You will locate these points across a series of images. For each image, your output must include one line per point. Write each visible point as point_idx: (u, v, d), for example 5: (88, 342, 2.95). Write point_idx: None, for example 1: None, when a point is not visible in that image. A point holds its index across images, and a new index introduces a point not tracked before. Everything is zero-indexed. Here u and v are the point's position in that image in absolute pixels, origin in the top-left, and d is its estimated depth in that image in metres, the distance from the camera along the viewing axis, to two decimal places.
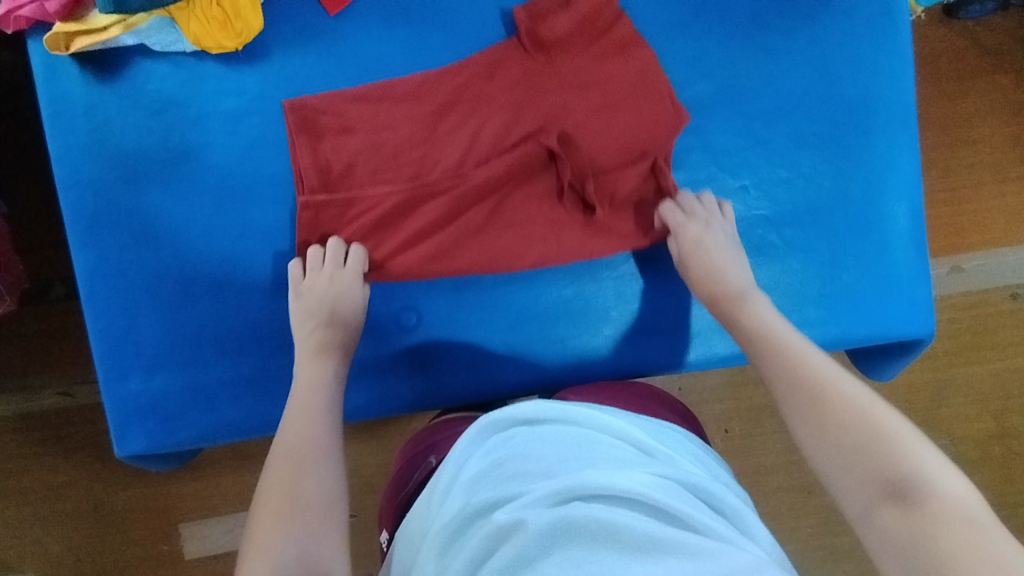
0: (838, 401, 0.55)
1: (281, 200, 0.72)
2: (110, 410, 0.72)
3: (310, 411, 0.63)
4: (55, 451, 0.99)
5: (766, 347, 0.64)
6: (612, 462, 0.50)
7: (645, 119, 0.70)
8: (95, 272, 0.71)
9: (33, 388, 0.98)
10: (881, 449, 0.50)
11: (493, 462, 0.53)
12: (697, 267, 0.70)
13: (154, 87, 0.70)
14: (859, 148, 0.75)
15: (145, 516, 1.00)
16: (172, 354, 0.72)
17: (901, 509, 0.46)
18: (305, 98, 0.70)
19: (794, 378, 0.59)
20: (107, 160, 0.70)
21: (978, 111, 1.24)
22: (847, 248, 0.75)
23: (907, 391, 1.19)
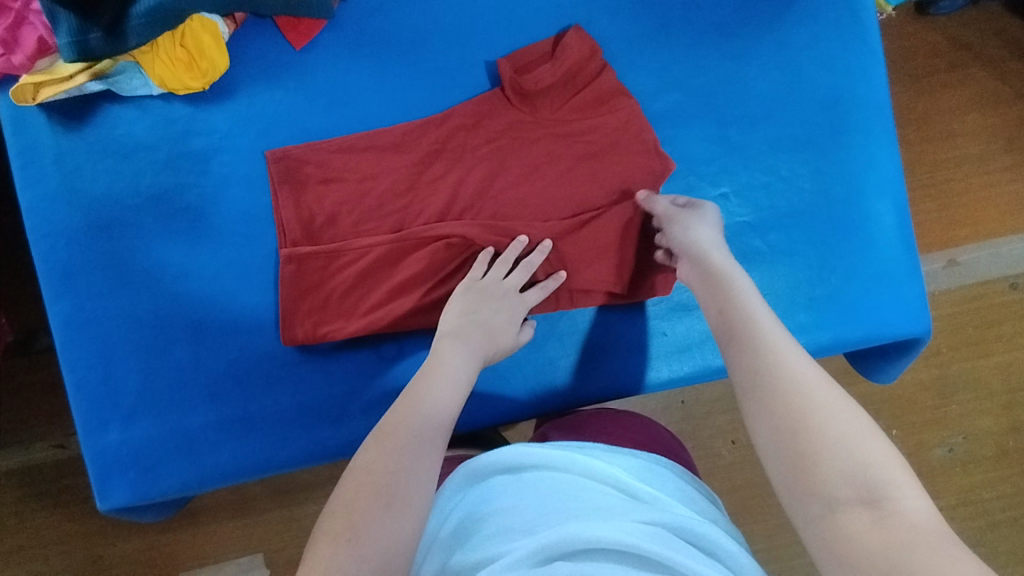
0: (806, 398, 0.47)
1: (256, 238, 0.71)
2: (90, 464, 0.70)
3: (418, 407, 0.54)
4: (48, 505, 0.96)
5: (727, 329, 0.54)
6: (597, 512, 0.49)
7: (629, 163, 0.70)
8: (72, 321, 0.70)
9: (24, 443, 0.96)
10: (851, 450, 0.43)
11: (475, 519, 0.53)
12: (678, 232, 0.63)
13: (123, 132, 0.70)
14: (838, 148, 0.74)
15: (143, 568, 0.97)
16: (152, 401, 0.71)
17: (873, 516, 0.40)
18: (287, 148, 0.70)
19: (750, 366, 0.50)
20: (79, 207, 0.69)
21: (957, 105, 1.24)
22: (834, 249, 0.74)
23: (914, 390, 1.17)
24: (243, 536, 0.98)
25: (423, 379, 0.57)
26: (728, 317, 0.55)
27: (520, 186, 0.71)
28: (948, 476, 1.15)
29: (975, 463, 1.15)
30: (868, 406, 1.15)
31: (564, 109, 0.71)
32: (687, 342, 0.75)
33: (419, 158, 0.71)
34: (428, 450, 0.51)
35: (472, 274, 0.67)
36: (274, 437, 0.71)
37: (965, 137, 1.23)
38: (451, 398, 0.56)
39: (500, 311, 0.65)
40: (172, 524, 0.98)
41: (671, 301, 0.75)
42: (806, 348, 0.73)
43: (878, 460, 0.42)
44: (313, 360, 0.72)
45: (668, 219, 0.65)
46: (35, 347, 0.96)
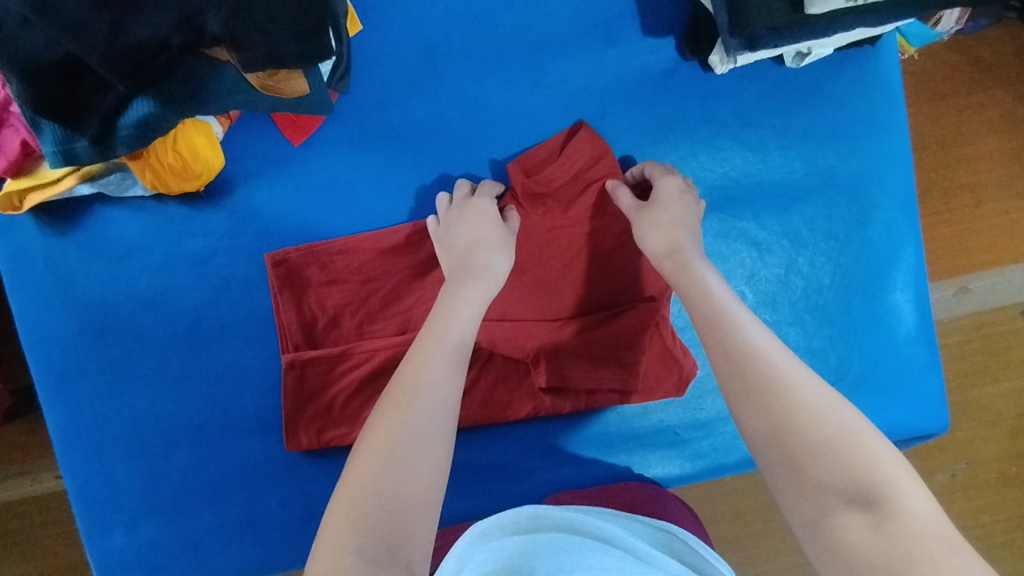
0: (796, 395, 0.44)
1: (259, 341, 0.69)
2: (96, 567, 0.70)
3: (426, 376, 0.49)
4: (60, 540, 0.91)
5: (711, 335, 0.50)
6: (608, 568, 0.49)
7: (640, 266, 0.69)
8: (70, 427, 0.68)
9: (32, 475, 0.90)
10: (845, 453, 0.41)
11: (483, 570, 0.50)
12: (652, 216, 0.61)
13: (115, 234, 0.67)
14: (860, 243, 0.72)
15: None
16: (155, 504, 0.70)
17: (871, 521, 0.38)
18: (285, 249, 0.67)
19: (732, 362, 0.47)
20: (74, 312, 0.67)
21: (974, 128, 1.20)
22: (852, 345, 0.72)
23: None
24: None
25: (424, 342, 0.52)
26: (710, 320, 0.51)
27: (527, 288, 0.68)
28: (945, 501, 1.17)
29: (979, 490, 1.16)
30: None
31: (574, 212, 0.67)
32: (699, 449, 0.73)
33: (424, 259, 0.68)
34: (444, 417, 0.47)
35: (456, 196, 0.66)
36: (281, 537, 0.70)
37: (982, 161, 1.20)
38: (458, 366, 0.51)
39: (481, 229, 0.62)
40: None
41: (685, 399, 0.73)
42: None
43: (870, 452, 0.41)
44: (320, 461, 0.70)
45: (636, 213, 0.63)
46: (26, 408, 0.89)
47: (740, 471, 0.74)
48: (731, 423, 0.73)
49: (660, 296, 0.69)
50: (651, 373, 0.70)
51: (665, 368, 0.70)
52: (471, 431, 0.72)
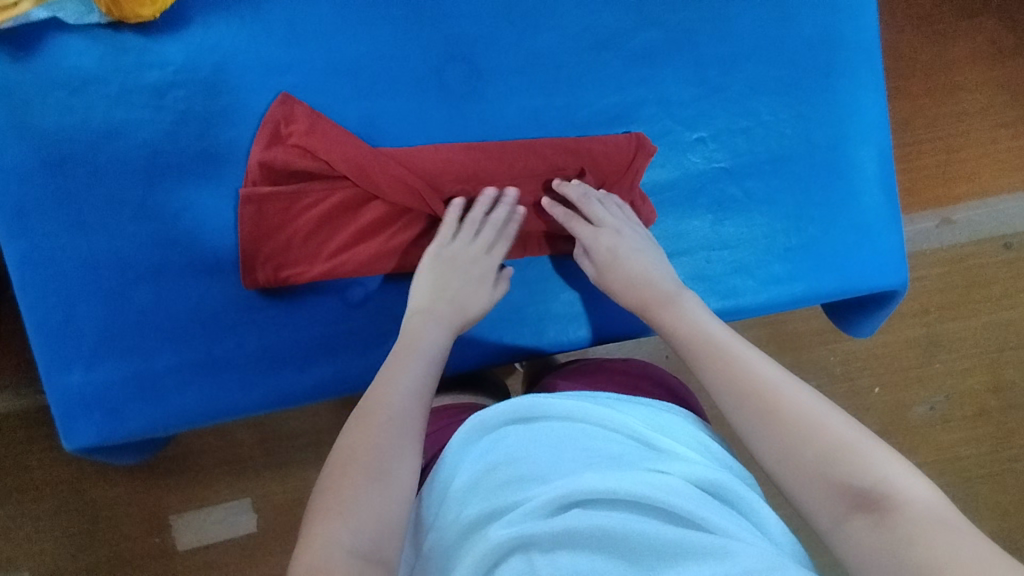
0: (786, 411, 0.48)
1: (216, 178, 0.68)
2: (54, 403, 0.70)
3: (391, 412, 0.50)
4: (43, 448, 0.98)
5: (700, 352, 0.56)
6: (613, 463, 0.50)
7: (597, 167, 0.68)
8: (28, 260, 0.68)
9: (12, 388, 0.96)
10: (846, 458, 0.45)
11: (486, 467, 0.52)
12: (614, 278, 0.64)
13: (71, 63, 0.66)
14: (823, 92, 0.71)
15: (134, 511, 0.99)
16: (114, 342, 0.70)
17: (873, 520, 0.42)
18: (288, 103, 0.66)
19: (733, 380, 0.52)
20: (31, 143, 0.67)
21: (962, 56, 1.19)
22: (812, 197, 0.72)
23: (898, 347, 1.16)
24: (234, 480, 1.01)
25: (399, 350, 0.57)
26: (692, 328, 0.58)
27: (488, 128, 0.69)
28: (928, 434, 1.15)
29: (953, 421, 1.15)
30: (852, 363, 1.14)
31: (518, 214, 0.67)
32: None
33: (385, 97, 0.68)
34: (413, 432, 0.50)
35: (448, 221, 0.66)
36: (240, 380, 0.71)
37: (969, 89, 1.19)
38: (419, 403, 0.53)
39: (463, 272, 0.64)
40: (165, 467, 1.00)
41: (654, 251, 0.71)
42: (781, 299, 0.72)
43: (866, 452, 0.45)
44: (279, 304, 0.71)
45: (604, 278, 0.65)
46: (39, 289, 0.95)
47: None
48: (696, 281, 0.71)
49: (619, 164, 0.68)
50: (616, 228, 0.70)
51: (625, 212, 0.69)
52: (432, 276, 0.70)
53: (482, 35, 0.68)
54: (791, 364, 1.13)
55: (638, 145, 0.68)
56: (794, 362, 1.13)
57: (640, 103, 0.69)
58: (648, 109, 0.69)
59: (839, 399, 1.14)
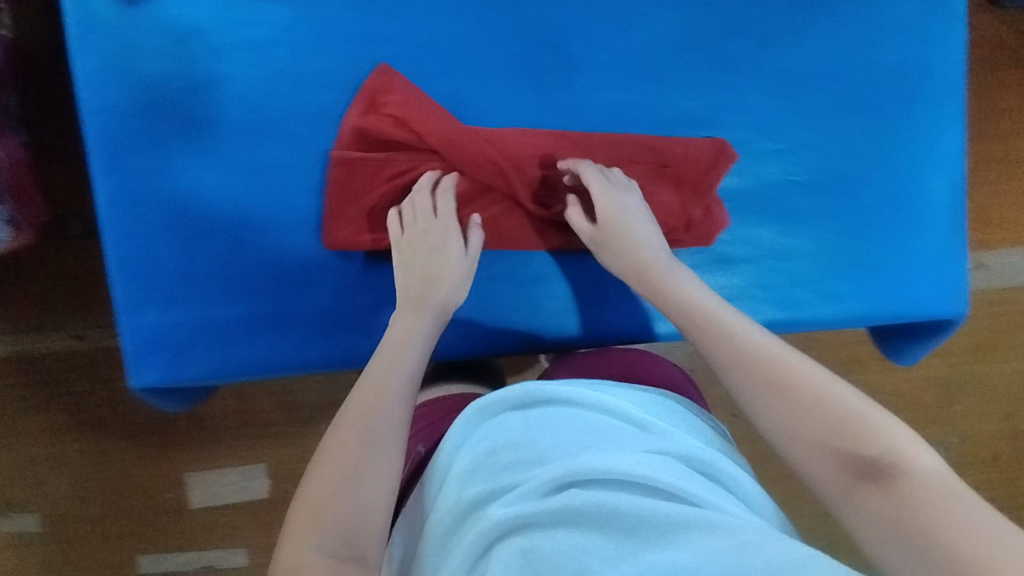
0: (786, 374, 0.51)
1: (305, 138, 0.70)
2: (125, 341, 0.72)
3: (376, 413, 0.54)
4: (68, 392, 1.01)
5: (693, 326, 0.58)
6: (604, 444, 0.53)
7: (674, 167, 0.70)
8: (117, 199, 0.70)
9: (45, 330, 1.00)
10: (851, 429, 0.47)
11: (484, 451, 0.56)
12: (611, 234, 0.65)
13: (178, 12, 0.68)
14: (902, 118, 0.73)
15: (149, 465, 1.02)
16: (189, 288, 0.72)
17: (882, 487, 0.44)
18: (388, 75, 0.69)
19: (735, 354, 0.54)
20: (132, 86, 0.69)
21: (1018, 104, 1.19)
22: (881, 219, 0.73)
23: (922, 384, 1.16)
24: (249, 445, 1.04)
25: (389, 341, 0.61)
26: (686, 300, 0.60)
27: (573, 119, 0.70)
28: None
29: (967, 464, 1.16)
30: (871, 394, 1.14)
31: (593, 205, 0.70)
32: (730, 293, 0.72)
33: (475, 77, 0.70)
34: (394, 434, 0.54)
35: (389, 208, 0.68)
36: (305, 337, 0.73)
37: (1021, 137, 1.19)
38: (400, 404, 0.56)
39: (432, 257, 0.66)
40: (183, 426, 1.03)
41: (722, 253, 0.72)
42: (840, 316, 0.73)
43: (876, 421, 0.48)
44: (349, 267, 0.72)
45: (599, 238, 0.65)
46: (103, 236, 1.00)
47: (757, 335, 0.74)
48: (760, 287, 0.72)
49: (697, 165, 0.70)
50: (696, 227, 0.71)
51: (700, 213, 0.71)
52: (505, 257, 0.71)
53: (579, 28, 0.70)
54: None
55: (717, 149, 0.70)
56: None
57: (723, 110, 0.71)
58: (730, 117, 0.71)
59: None
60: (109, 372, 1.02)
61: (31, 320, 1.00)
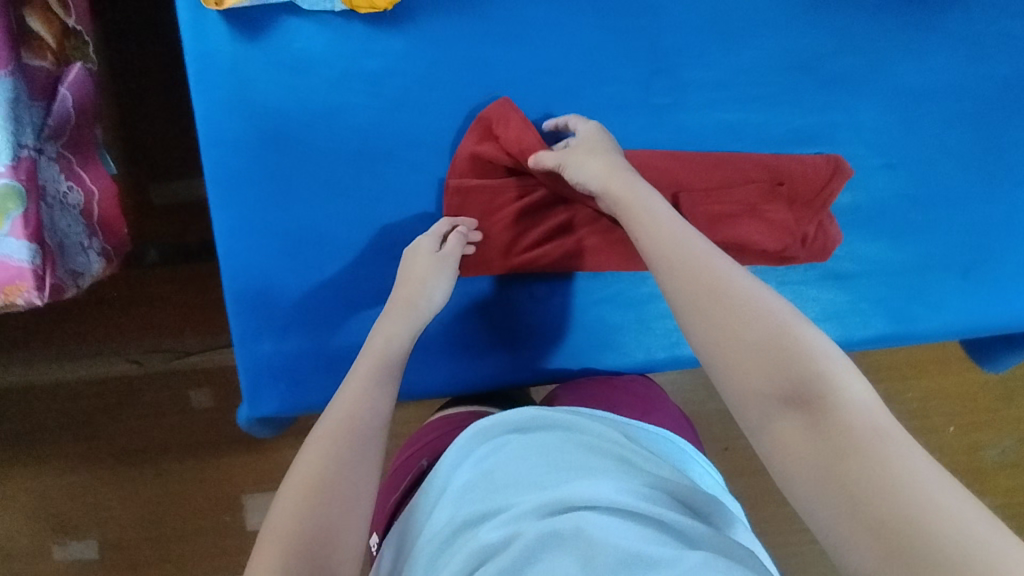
0: (743, 300, 0.45)
1: (421, 166, 0.71)
2: (244, 370, 0.72)
3: (355, 421, 0.49)
4: (127, 415, 1.02)
5: (648, 250, 0.52)
6: (595, 469, 0.51)
7: (789, 183, 0.70)
8: (236, 231, 0.70)
9: (105, 355, 1.03)
10: (784, 354, 0.41)
11: (482, 472, 0.53)
12: (584, 166, 0.59)
13: (300, 46, 0.69)
14: (1009, 130, 0.74)
15: (205, 487, 1.02)
16: (307, 316, 0.72)
17: (808, 419, 0.39)
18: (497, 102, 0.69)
19: (685, 278, 0.47)
20: (253, 119, 0.69)
21: None
22: (990, 230, 0.74)
23: (979, 389, 1.17)
24: None
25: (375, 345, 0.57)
26: (637, 221, 0.54)
27: (685, 141, 0.71)
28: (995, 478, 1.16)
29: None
30: (928, 400, 1.15)
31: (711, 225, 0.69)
32: (837, 307, 0.72)
33: (588, 102, 0.71)
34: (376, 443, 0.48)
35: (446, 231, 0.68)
36: (421, 362, 0.72)
37: None
38: (381, 412, 0.51)
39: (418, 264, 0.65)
40: (239, 446, 1.03)
41: (835, 267, 0.72)
42: (952, 327, 0.73)
43: (823, 356, 0.41)
44: (465, 290, 0.73)
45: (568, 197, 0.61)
46: (176, 260, 1.03)
47: (871, 347, 0.73)
48: (874, 298, 0.73)
49: (813, 180, 0.69)
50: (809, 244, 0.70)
51: (815, 228, 0.70)
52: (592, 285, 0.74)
53: (689, 49, 0.71)
54: None
55: (832, 165, 0.70)
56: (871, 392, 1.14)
57: (835, 126, 0.72)
58: (842, 133, 0.72)
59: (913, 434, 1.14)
60: (167, 395, 1.03)
61: (89, 345, 1.02)
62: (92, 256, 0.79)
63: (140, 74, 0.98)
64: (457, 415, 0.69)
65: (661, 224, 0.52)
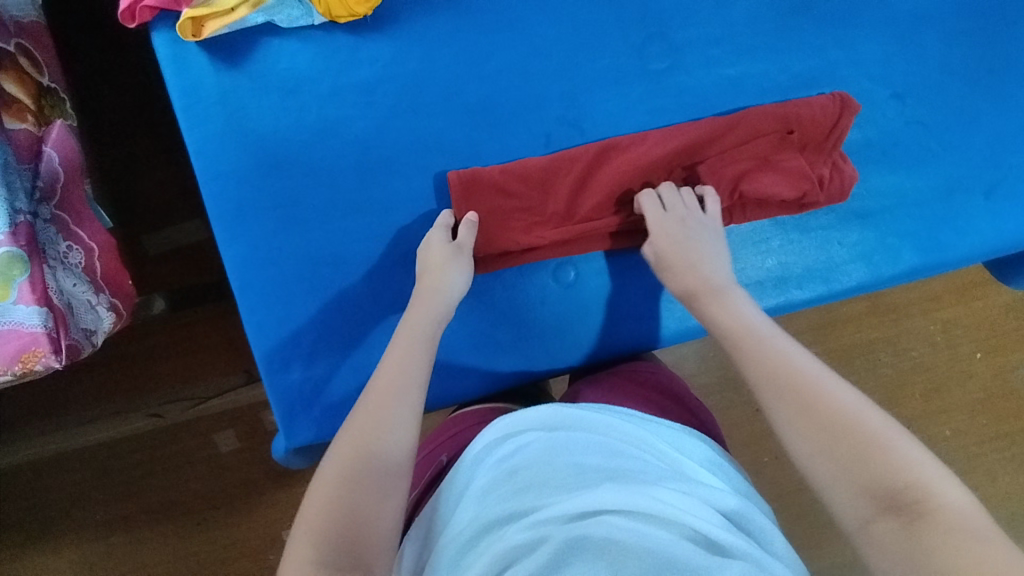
0: (828, 399, 0.50)
1: (424, 168, 0.69)
2: (275, 403, 0.69)
3: (388, 415, 0.51)
4: (158, 469, 1.01)
5: (742, 346, 0.56)
6: (629, 475, 0.50)
7: (799, 128, 0.68)
8: (246, 264, 0.68)
9: (125, 413, 1.01)
10: (880, 458, 0.46)
11: (506, 470, 0.53)
12: (672, 255, 0.64)
13: (284, 66, 0.68)
14: (1008, 43, 0.74)
15: (247, 529, 1.00)
16: (331, 339, 0.70)
17: (901, 522, 0.43)
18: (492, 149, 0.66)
19: (776, 375, 0.52)
20: (247, 147, 0.68)
21: None
22: (1006, 145, 0.73)
23: (1006, 312, 1.16)
24: None
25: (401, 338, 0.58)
26: (734, 320, 0.59)
27: (688, 104, 0.71)
28: None
29: None
30: (954, 331, 1.14)
31: (722, 186, 0.68)
32: (865, 247, 0.71)
33: (584, 79, 0.70)
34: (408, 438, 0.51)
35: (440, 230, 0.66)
36: (453, 369, 0.69)
37: None
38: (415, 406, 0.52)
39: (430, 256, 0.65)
40: (276, 483, 1.01)
41: (856, 206, 0.71)
42: (983, 248, 0.72)
43: (911, 456, 0.45)
44: (489, 285, 0.70)
45: (664, 261, 0.65)
46: (185, 306, 1.02)
47: (903, 281, 0.72)
48: (899, 232, 0.71)
49: (823, 122, 0.68)
50: (826, 186, 0.68)
51: (830, 171, 0.69)
52: (626, 261, 0.71)
53: (678, 10, 0.71)
54: (896, 335, 1.13)
55: (840, 103, 0.68)
56: (896, 332, 1.13)
57: (835, 65, 0.71)
58: (843, 71, 0.71)
59: (945, 367, 1.13)
60: (194, 443, 1.01)
61: (108, 405, 1.01)
62: (102, 312, 0.76)
63: (125, 128, 0.97)
64: (479, 411, 0.70)
65: (778, 357, 0.54)
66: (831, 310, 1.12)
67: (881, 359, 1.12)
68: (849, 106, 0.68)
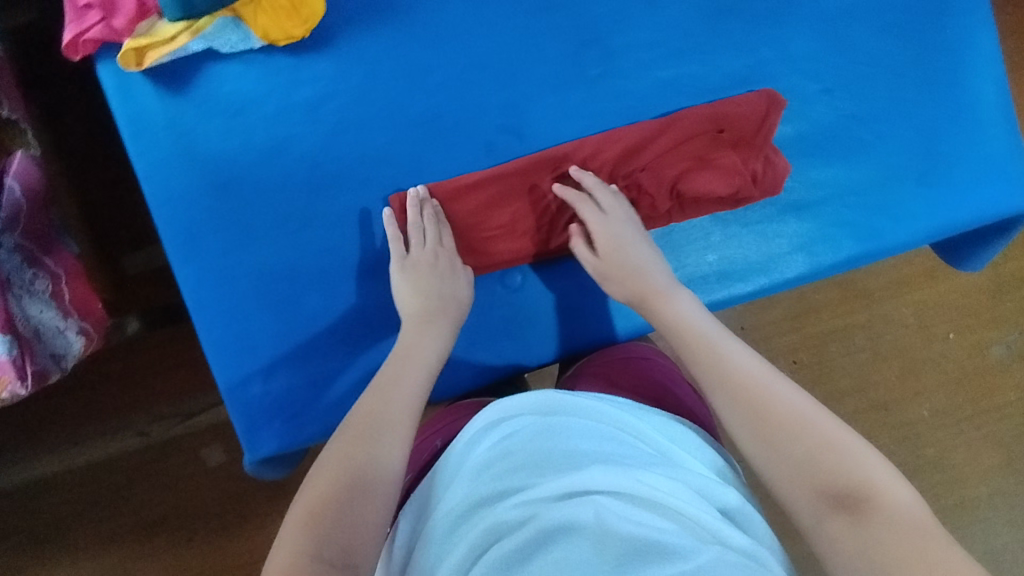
0: (769, 396, 0.54)
1: (371, 181, 0.71)
2: (236, 416, 0.71)
3: (377, 417, 0.55)
4: (144, 488, 1.02)
5: (694, 347, 0.60)
6: (618, 459, 0.52)
7: (728, 127, 0.71)
8: (202, 282, 0.70)
9: (109, 434, 1.02)
10: (834, 458, 0.50)
11: (501, 450, 0.54)
12: (618, 266, 0.67)
13: (228, 89, 0.70)
14: (934, 32, 0.76)
15: (238, 541, 1.02)
16: (289, 352, 0.71)
17: (852, 519, 0.46)
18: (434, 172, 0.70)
19: (721, 374, 0.56)
20: (197, 170, 0.69)
21: None
22: (938, 131, 0.75)
23: (972, 291, 1.17)
24: None
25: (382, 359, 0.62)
26: (682, 321, 0.62)
27: (625, 107, 0.73)
28: (1008, 375, 1.16)
29: None
30: (925, 312, 1.16)
31: (659, 187, 0.71)
32: (805, 238, 0.73)
33: (523, 88, 0.72)
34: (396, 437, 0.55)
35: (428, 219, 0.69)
36: None
37: None
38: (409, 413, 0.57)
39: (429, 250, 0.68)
40: (264, 495, 1.03)
41: (794, 199, 0.73)
42: (919, 234, 0.74)
43: (857, 453, 0.50)
44: None
45: (607, 268, 0.67)
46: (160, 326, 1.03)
47: (844, 270, 0.74)
48: (837, 222, 0.73)
49: (750, 120, 0.71)
50: (760, 181, 0.71)
51: (765, 165, 0.71)
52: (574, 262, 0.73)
53: (610, 16, 0.73)
54: (867, 319, 1.14)
55: (767, 101, 0.71)
56: (868, 317, 1.15)
57: (766, 62, 0.73)
58: (774, 67, 0.74)
59: (917, 349, 1.15)
60: (178, 460, 1.03)
61: (90, 428, 1.02)
62: (71, 336, 0.76)
63: (88, 153, 0.99)
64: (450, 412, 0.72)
65: (726, 359, 0.57)
66: (803, 299, 1.13)
67: (855, 343, 1.14)
68: (773, 104, 0.72)
